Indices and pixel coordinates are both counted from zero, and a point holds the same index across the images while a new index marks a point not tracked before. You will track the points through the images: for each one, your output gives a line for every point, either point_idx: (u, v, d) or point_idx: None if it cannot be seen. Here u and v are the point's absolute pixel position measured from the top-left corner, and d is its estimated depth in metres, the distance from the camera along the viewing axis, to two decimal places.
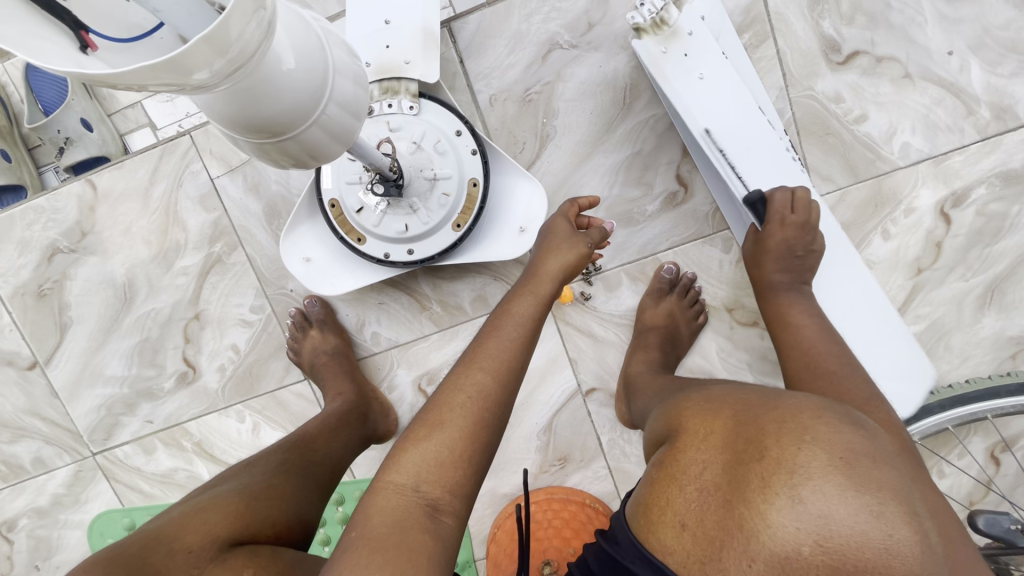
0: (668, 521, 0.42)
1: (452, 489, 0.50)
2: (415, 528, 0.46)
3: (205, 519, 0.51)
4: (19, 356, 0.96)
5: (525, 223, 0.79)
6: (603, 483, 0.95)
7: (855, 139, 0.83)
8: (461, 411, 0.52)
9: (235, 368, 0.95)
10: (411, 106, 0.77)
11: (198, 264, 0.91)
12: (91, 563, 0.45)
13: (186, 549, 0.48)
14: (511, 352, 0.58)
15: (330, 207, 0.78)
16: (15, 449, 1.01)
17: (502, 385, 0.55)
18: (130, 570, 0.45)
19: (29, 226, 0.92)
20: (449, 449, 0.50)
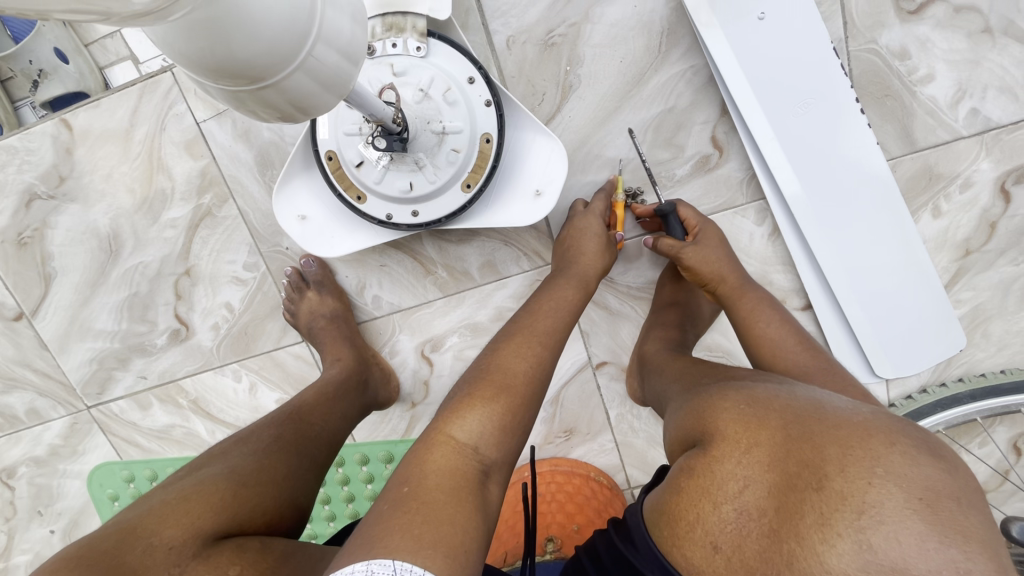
0: (698, 540, 0.40)
1: (503, 458, 0.52)
2: (471, 488, 0.47)
3: (187, 510, 0.47)
4: (4, 307, 0.91)
5: (542, 185, 0.71)
6: (608, 456, 0.94)
7: (916, 102, 0.74)
8: (517, 378, 0.57)
9: (229, 327, 0.90)
10: (418, 47, 0.68)
11: (188, 216, 0.84)
12: (64, 559, 0.42)
13: (167, 544, 0.45)
14: (557, 329, 0.64)
15: (326, 159, 0.70)
16: (8, 399, 0.98)
17: (551, 352, 0.61)
18: (107, 568, 0.42)
19: (3, 168, 0.84)
20: (508, 412, 0.54)
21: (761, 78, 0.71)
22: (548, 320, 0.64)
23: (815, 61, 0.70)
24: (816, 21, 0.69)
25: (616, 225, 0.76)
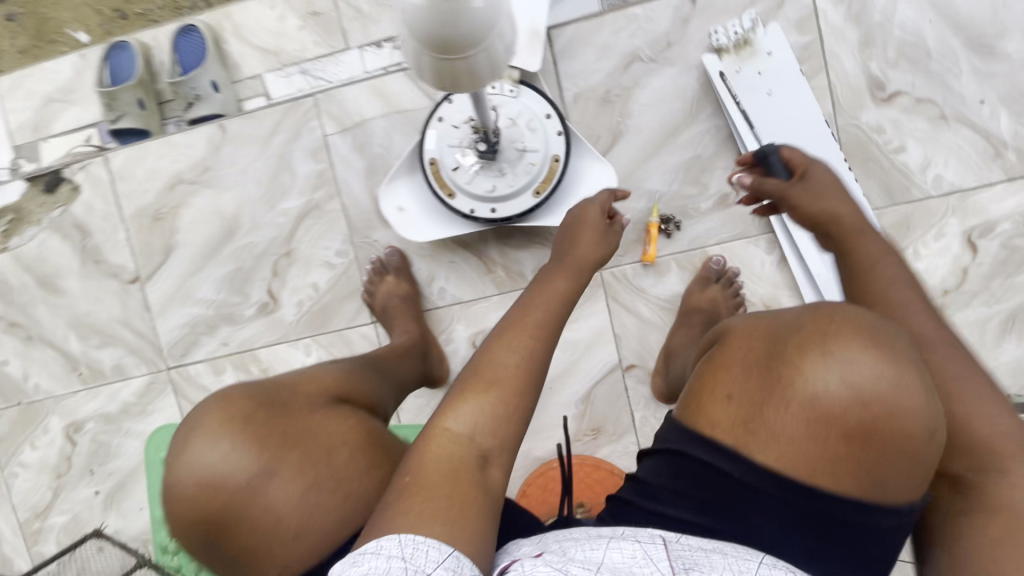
0: (716, 396, 0.52)
1: (499, 441, 0.57)
2: (468, 474, 0.54)
3: (311, 381, 0.63)
4: (124, 270, 1.08)
5: None
6: (630, 457, 1.03)
7: (892, 166, 0.94)
8: (507, 371, 0.60)
9: (312, 304, 1.05)
10: (511, 90, 0.90)
11: (299, 207, 1.03)
12: (226, 397, 0.58)
13: (304, 393, 0.60)
14: (548, 321, 0.66)
15: (429, 164, 0.90)
16: (99, 355, 1.10)
17: (543, 346, 0.64)
18: (267, 402, 0.58)
19: (161, 157, 1.05)
20: (500, 405, 0.58)
21: (770, 138, 0.92)
22: (541, 312, 0.67)
23: (811, 129, 0.91)
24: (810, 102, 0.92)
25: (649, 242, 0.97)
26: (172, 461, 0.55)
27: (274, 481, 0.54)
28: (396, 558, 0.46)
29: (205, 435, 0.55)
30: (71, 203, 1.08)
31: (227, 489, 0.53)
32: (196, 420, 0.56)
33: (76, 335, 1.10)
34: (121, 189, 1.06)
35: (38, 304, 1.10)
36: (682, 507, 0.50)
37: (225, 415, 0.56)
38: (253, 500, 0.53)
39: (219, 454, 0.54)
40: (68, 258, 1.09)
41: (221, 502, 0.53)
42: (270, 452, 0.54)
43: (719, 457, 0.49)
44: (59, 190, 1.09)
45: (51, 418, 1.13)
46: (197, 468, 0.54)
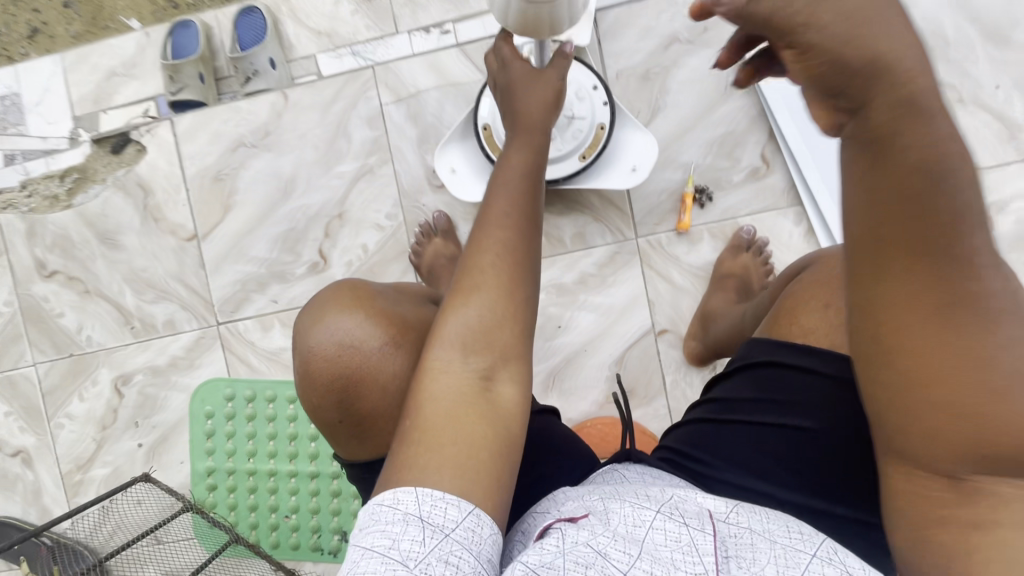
0: (816, 308, 0.63)
1: (507, 358, 0.59)
2: (472, 395, 0.56)
3: (406, 290, 0.71)
4: (182, 228, 1.14)
5: (637, 164, 0.97)
6: (661, 420, 1.07)
7: None
8: (484, 272, 0.61)
9: (360, 264, 1.10)
10: None
11: (353, 171, 1.10)
12: (341, 288, 0.65)
13: (415, 302, 0.70)
14: (519, 212, 0.66)
15: (483, 129, 0.97)
16: (152, 309, 1.15)
17: (514, 237, 0.63)
18: (381, 296, 0.65)
19: (225, 122, 1.12)
20: (486, 312, 0.59)
21: (797, 118, 1.01)
22: (506, 204, 0.66)
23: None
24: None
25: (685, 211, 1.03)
26: (307, 329, 0.60)
27: (404, 355, 0.60)
28: (413, 517, 0.49)
29: (344, 308, 0.61)
30: (136, 162, 1.15)
31: (363, 355, 0.59)
32: (329, 298, 0.63)
33: (131, 289, 1.16)
34: (186, 151, 1.13)
35: (98, 258, 1.16)
36: (766, 407, 0.63)
37: (359, 295, 0.63)
38: (384, 367, 0.59)
39: (359, 322, 0.60)
40: (130, 216, 1.15)
41: (355, 364, 0.58)
42: (399, 331, 0.61)
43: (798, 357, 0.61)
44: (125, 151, 1.15)
45: (101, 370, 1.18)
46: (338, 333, 0.59)
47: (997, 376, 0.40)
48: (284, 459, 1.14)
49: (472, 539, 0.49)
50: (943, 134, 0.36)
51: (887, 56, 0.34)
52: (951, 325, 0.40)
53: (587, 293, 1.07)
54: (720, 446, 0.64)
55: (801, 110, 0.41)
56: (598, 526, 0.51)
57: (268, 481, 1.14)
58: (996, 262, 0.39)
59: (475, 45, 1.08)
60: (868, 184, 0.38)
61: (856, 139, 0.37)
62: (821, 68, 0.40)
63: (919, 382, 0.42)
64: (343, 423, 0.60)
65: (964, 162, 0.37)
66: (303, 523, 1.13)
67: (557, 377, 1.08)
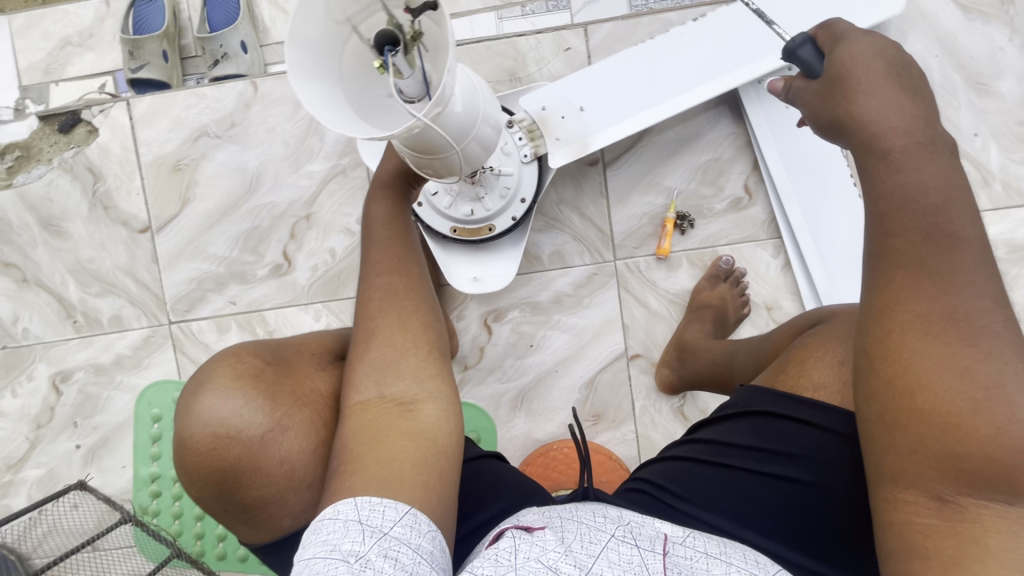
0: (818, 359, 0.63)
1: (426, 382, 0.53)
2: (393, 425, 0.51)
3: (315, 339, 0.63)
4: (135, 219, 1.06)
5: (478, 278, 0.97)
6: (628, 446, 1.05)
7: None
8: (378, 315, 0.56)
9: (326, 269, 1.05)
10: (527, 155, 0.94)
11: (324, 171, 1.04)
12: (225, 356, 0.54)
13: (324, 347, 0.62)
14: (407, 248, 0.62)
15: None
16: (98, 303, 1.08)
17: (402, 280, 0.59)
18: (277, 354, 0.57)
19: (187, 108, 1.04)
20: (393, 348, 0.54)
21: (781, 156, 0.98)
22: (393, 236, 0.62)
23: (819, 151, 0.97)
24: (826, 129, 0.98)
25: (665, 235, 1.01)
26: (181, 419, 0.49)
27: (292, 438, 0.51)
28: (352, 522, 0.44)
29: (217, 384, 0.49)
30: (86, 145, 1.06)
31: (240, 441, 0.48)
32: (206, 374, 0.51)
33: (74, 281, 1.07)
34: (143, 137, 1.05)
35: (38, 245, 1.07)
36: (763, 457, 0.62)
37: (237, 369, 0.51)
38: (265, 453, 0.49)
39: (237, 403, 0.49)
40: (77, 201, 1.06)
41: (230, 455, 0.47)
42: (284, 408, 0.51)
43: (801, 409, 0.61)
44: (73, 131, 1.06)
45: (37, 365, 1.09)
46: (208, 419, 0.47)
47: (981, 388, 0.42)
48: None
49: (411, 535, 0.44)
50: (931, 163, 0.44)
51: (868, 115, 0.46)
52: (935, 335, 0.44)
53: (561, 313, 1.05)
54: (702, 486, 0.62)
55: (832, 124, 0.49)
56: (556, 542, 0.51)
57: None
58: (983, 281, 0.44)
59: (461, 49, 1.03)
60: (877, 212, 0.46)
61: (869, 161, 0.46)
62: (834, 81, 0.49)
63: (906, 389, 0.44)
64: (228, 514, 0.50)
65: (960, 196, 0.44)
66: None
67: (526, 397, 1.06)
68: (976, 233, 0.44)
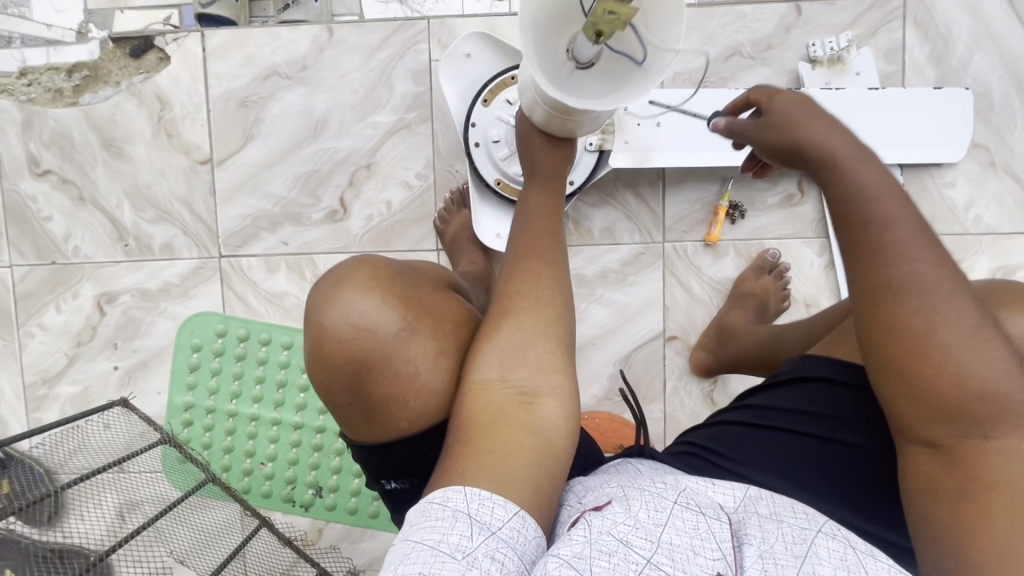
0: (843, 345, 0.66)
1: (550, 375, 0.58)
2: (515, 410, 0.56)
3: (428, 269, 0.67)
4: (197, 150, 1.07)
5: (501, 233, 0.99)
6: (654, 423, 1.08)
7: (942, 200, 1.03)
8: (521, 298, 0.63)
9: (380, 220, 1.07)
10: (591, 144, 0.96)
11: (389, 123, 1.05)
12: (363, 263, 0.58)
13: (432, 275, 0.66)
14: (553, 242, 0.70)
15: (509, 76, 0.94)
16: (151, 229, 1.09)
17: (552, 275, 0.65)
18: (402, 271, 0.61)
19: (261, 46, 1.05)
20: (531, 332, 0.60)
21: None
22: (541, 222, 0.71)
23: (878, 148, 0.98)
24: (888, 126, 0.98)
25: (717, 222, 1.02)
26: (319, 312, 0.53)
27: (428, 364, 0.56)
28: (461, 514, 0.48)
29: (361, 285, 0.55)
30: (156, 72, 1.07)
31: (378, 340, 0.53)
32: (348, 274, 0.56)
33: (130, 205, 1.08)
34: (213, 70, 1.06)
35: (99, 164, 1.08)
36: (809, 419, 0.65)
37: (377, 275, 0.56)
38: (397, 355, 0.54)
39: (378, 304, 0.54)
40: (141, 126, 1.07)
41: (368, 350, 0.52)
42: (414, 317, 0.56)
43: (836, 371, 0.64)
44: (144, 57, 1.07)
45: (84, 283, 1.10)
46: (352, 312, 0.52)
47: (932, 352, 0.44)
48: (269, 406, 1.10)
49: (515, 539, 0.48)
50: (859, 160, 0.49)
51: (795, 134, 0.53)
52: (885, 306, 0.46)
53: (604, 288, 1.07)
54: (753, 448, 0.65)
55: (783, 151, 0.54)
56: (626, 514, 0.50)
57: (250, 425, 1.10)
58: (921, 246, 0.46)
59: None
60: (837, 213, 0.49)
61: (818, 170, 0.51)
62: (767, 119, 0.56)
63: (892, 363, 0.46)
64: (354, 406, 0.54)
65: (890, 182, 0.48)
66: (278, 473, 1.11)
67: None
68: (906, 209, 0.47)
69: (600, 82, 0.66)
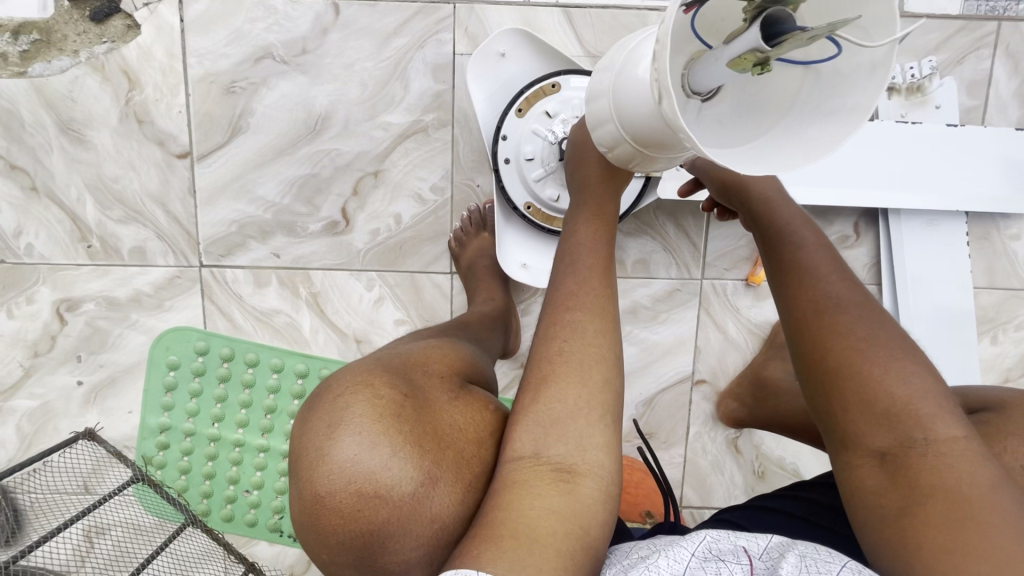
0: None
1: (591, 452, 0.48)
2: (548, 493, 0.45)
3: (439, 353, 0.57)
4: (174, 141, 0.91)
5: (527, 262, 0.86)
6: (673, 469, 1.02)
7: (1004, 251, 0.95)
8: (559, 356, 0.50)
9: (387, 236, 0.94)
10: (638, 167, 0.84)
11: (402, 125, 0.91)
12: (355, 384, 0.48)
13: (442, 364, 0.55)
14: (602, 283, 0.54)
15: (550, 83, 0.80)
16: (119, 230, 0.94)
17: (603, 330, 0.52)
18: (403, 377, 0.50)
19: (252, 21, 0.88)
20: (572, 401, 0.48)
21: (905, 192, 0.87)
22: (592, 258, 0.55)
23: (943, 197, 0.88)
24: (955, 175, 0.88)
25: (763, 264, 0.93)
26: (308, 469, 0.44)
27: (440, 494, 0.45)
28: None
29: (359, 427, 0.44)
30: (123, 42, 0.89)
31: (388, 501, 0.43)
32: (339, 406, 0.46)
33: (93, 200, 0.93)
34: (193, 45, 0.89)
35: (54, 150, 0.92)
36: None
37: (376, 406, 0.46)
38: (411, 518, 0.44)
39: (380, 456, 0.43)
40: (105, 107, 0.90)
41: (376, 517, 0.43)
42: (429, 457, 0.45)
43: None
44: (108, 23, 0.89)
45: (40, 288, 0.96)
46: (348, 471, 0.43)
47: (855, 363, 0.52)
48: (256, 431, 0.97)
49: None
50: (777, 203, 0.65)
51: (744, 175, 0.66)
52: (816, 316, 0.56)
53: (632, 325, 0.98)
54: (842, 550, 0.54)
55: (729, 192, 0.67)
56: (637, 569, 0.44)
57: (233, 451, 0.97)
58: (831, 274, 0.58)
59: (582, 10, 0.88)
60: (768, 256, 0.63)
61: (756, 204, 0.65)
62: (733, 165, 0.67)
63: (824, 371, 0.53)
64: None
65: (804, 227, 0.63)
66: (265, 502, 0.98)
67: None
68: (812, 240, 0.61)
69: (751, 127, 0.43)
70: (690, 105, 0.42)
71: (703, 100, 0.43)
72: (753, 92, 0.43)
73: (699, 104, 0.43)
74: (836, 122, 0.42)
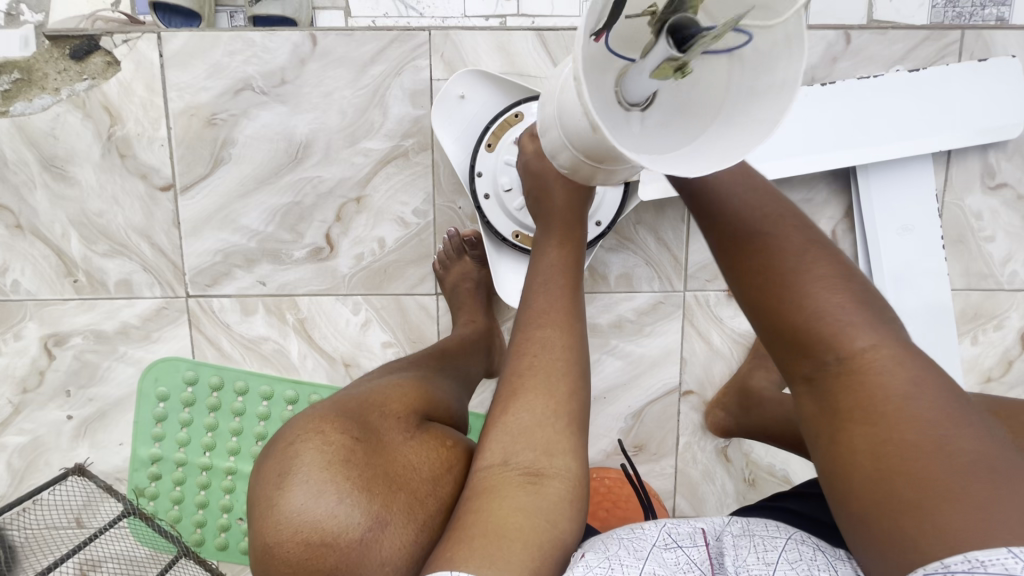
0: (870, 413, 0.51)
1: (556, 457, 0.48)
2: (512, 499, 0.46)
3: (403, 394, 0.57)
4: (156, 174, 0.92)
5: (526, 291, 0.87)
6: (664, 479, 1.02)
7: (980, 252, 0.97)
8: (527, 369, 0.52)
9: (372, 261, 0.95)
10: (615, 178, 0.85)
11: (382, 151, 0.92)
12: (311, 429, 0.49)
13: (402, 403, 0.55)
14: (570, 302, 0.56)
15: (512, 113, 0.82)
16: (105, 264, 0.95)
17: (572, 347, 0.53)
18: (359, 420, 0.51)
19: (231, 53, 0.89)
20: (534, 416, 0.50)
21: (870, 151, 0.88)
22: (558, 282, 0.57)
23: (919, 140, 0.88)
24: (926, 114, 0.88)
25: None
26: (263, 515, 0.45)
27: (392, 530, 0.45)
28: None
29: (307, 476, 0.45)
30: (103, 79, 0.90)
31: (336, 547, 0.43)
32: (290, 455, 0.47)
33: (78, 235, 0.94)
34: (173, 80, 0.90)
35: (37, 188, 0.92)
36: None
37: (325, 452, 0.46)
38: (365, 560, 0.44)
39: (330, 503, 0.44)
40: (88, 143, 0.91)
41: (325, 564, 0.43)
42: (380, 499, 0.46)
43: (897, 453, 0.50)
44: (87, 60, 0.90)
45: (27, 323, 0.96)
46: (301, 515, 0.43)
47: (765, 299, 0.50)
48: (247, 459, 0.97)
49: None
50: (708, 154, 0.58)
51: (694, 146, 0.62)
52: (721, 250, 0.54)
53: (618, 339, 0.99)
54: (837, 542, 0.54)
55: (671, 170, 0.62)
56: (599, 556, 0.45)
57: (224, 479, 0.97)
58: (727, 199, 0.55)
59: (555, 33, 0.90)
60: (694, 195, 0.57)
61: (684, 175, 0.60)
62: None
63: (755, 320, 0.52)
64: None
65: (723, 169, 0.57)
66: None
67: None
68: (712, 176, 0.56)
69: (684, 122, 0.46)
70: (630, 116, 0.45)
71: (641, 110, 0.46)
72: (686, 92, 0.46)
73: (637, 113, 0.45)
74: (754, 111, 0.43)
